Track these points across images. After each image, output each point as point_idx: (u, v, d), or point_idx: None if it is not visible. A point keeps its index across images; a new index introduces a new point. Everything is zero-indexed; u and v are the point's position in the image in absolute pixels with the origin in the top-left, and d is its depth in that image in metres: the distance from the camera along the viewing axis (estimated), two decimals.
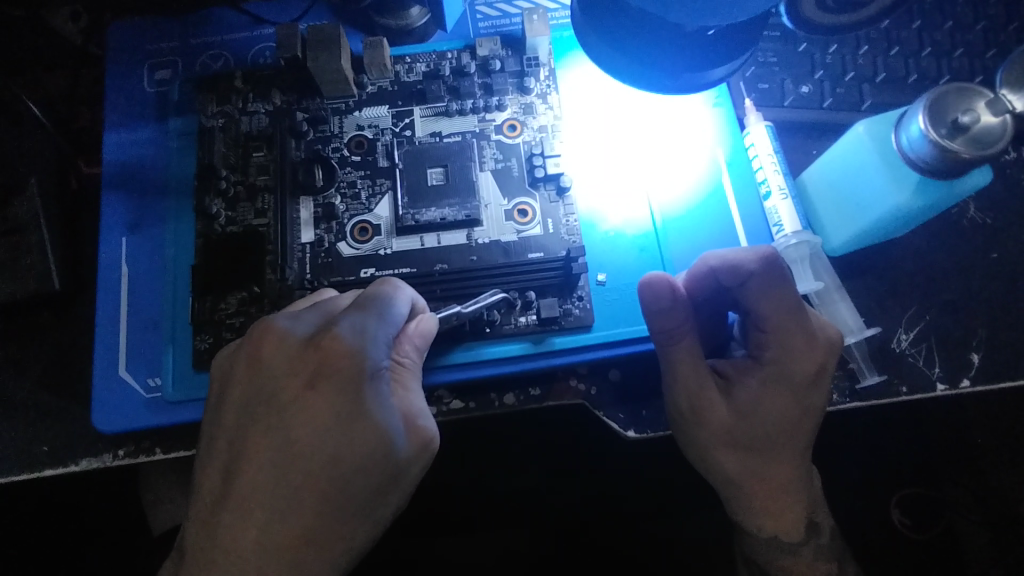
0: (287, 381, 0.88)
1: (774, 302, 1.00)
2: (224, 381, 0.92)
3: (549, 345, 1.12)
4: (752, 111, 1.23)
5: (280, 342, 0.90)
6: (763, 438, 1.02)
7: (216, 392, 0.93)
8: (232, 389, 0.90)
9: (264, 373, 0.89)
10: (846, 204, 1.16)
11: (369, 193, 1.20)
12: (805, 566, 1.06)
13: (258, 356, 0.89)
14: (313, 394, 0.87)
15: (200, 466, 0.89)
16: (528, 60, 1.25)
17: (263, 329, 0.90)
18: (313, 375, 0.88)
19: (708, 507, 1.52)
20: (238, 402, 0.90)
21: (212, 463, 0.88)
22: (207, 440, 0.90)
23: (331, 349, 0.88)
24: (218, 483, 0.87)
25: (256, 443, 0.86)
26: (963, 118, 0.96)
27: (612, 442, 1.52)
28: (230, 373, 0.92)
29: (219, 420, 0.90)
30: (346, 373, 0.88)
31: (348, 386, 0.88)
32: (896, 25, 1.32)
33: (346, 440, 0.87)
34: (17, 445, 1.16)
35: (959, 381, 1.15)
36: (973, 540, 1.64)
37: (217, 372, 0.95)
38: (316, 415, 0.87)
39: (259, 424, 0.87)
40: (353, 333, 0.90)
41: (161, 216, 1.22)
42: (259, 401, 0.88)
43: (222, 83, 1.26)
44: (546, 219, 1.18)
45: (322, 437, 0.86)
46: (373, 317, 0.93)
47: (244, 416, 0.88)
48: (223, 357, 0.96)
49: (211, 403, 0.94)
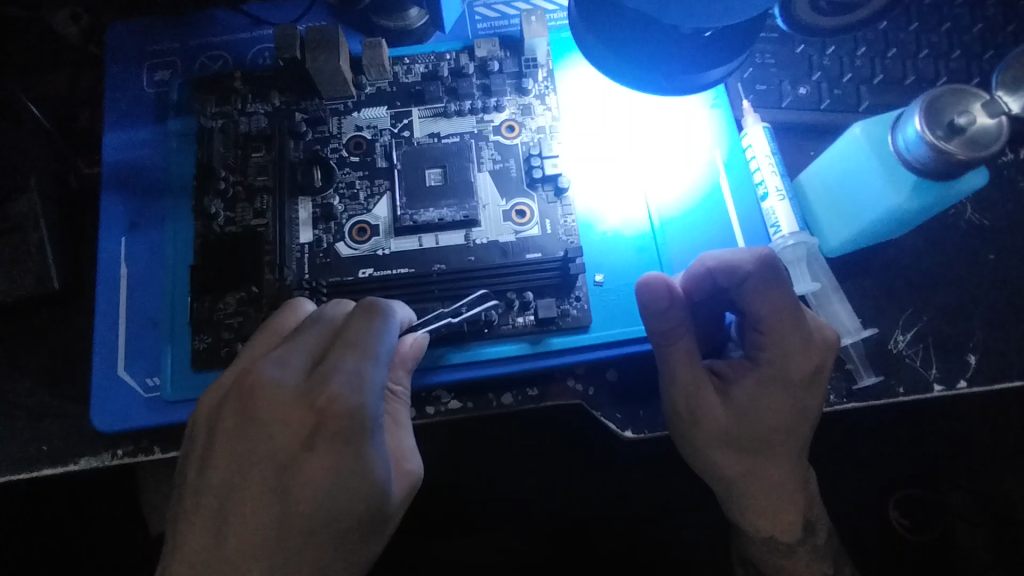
0: (285, 440, 0.87)
1: (771, 303, 1.00)
2: (209, 432, 0.89)
3: (546, 345, 1.12)
4: (750, 112, 1.23)
5: (274, 398, 0.88)
6: (760, 439, 1.02)
7: (201, 442, 0.90)
8: (220, 444, 0.87)
9: (258, 431, 0.87)
10: (844, 205, 1.16)
11: (368, 193, 1.20)
12: (801, 566, 1.07)
13: (250, 412, 0.87)
14: (313, 453, 0.87)
15: (183, 522, 0.86)
16: (526, 61, 1.25)
17: (255, 384, 0.88)
18: (311, 434, 0.87)
19: (704, 506, 1.54)
20: (227, 457, 0.87)
21: (199, 516, 0.85)
22: (190, 493, 0.87)
23: (330, 407, 0.87)
24: (208, 538, 0.85)
25: (253, 504, 0.85)
26: (958, 121, 0.97)
27: (610, 442, 1.52)
28: (215, 427, 0.88)
29: (206, 476, 0.87)
30: (347, 430, 0.87)
31: (348, 444, 0.87)
32: (894, 27, 1.32)
33: (345, 497, 0.87)
34: (16, 444, 1.16)
35: (955, 382, 1.15)
36: (972, 541, 1.63)
37: (202, 420, 0.91)
38: (317, 475, 0.86)
39: (254, 483, 0.85)
40: (350, 388, 0.88)
41: (161, 216, 1.22)
42: (252, 460, 0.86)
43: (222, 83, 1.26)
44: (544, 220, 1.18)
45: (323, 497, 0.86)
46: (369, 364, 0.91)
47: (236, 473, 0.86)
48: (208, 406, 0.93)
49: (196, 451, 0.90)
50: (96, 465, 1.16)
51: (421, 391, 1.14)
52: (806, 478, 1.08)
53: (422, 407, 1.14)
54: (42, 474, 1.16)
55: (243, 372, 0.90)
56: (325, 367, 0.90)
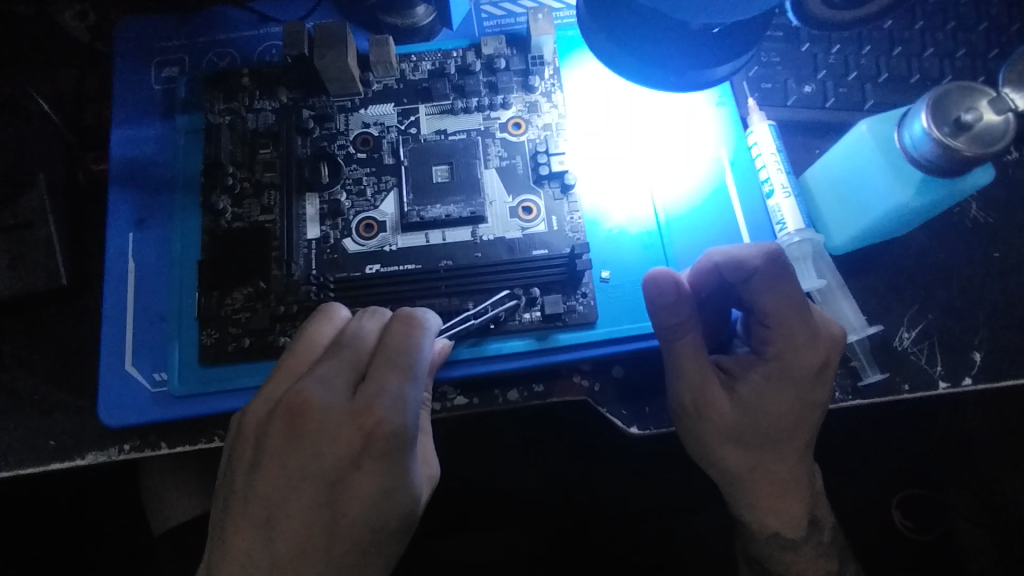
0: (333, 461, 0.86)
1: (778, 297, 1.01)
2: (258, 445, 0.89)
3: (554, 342, 1.13)
4: (755, 110, 1.24)
5: (322, 417, 0.87)
6: (765, 434, 1.03)
7: (249, 452, 0.90)
8: (269, 460, 0.87)
9: (306, 449, 0.86)
10: (849, 203, 1.17)
11: (375, 189, 1.20)
12: (807, 563, 1.07)
13: (300, 431, 0.87)
14: (359, 472, 0.87)
15: (231, 527, 0.87)
16: (534, 58, 1.25)
17: (303, 404, 0.87)
18: (358, 455, 0.86)
19: (709, 501, 1.54)
20: (274, 475, 0.87)
21: (246, 523, 0.86)
22: (239, 502, 0.88)
23: (377, 429, 0.86)
24: (256, 542, 0.86)
25: (301, 518, 0.86)
26: (965, 117, 0.97)
27: (615, 444, 1.53)
28: (264, 441, 0.88)
29: (255, 489, 0.87)
30: (392, 451, 0.87)
31: (393, 463, 0.87)
32: (899, 25, 1.32)
33: (389, 511, 0.88)
34: (24, 438, 1.17)
35: (960, 380, 1.15)
36: (974, 540, 1.63)
37: (249, 431, 0.92)
38: (364, 493, 0.87)
39: (303, 498, 0.86)
40: (395, 410, 0.88)
41: (168, 213, 1.23)
42: (301, 477, 0.86)
43: (230, 80, 1.27)
44: (550, 217, 1.18)
45: (369, 512, 0.87)
46: (411, 385, 0.90)
47: (285, 490, 0.86)
48: (253, 421, 0.92)
49: (243, 460, 0.90)
50: (103, 460, 1.17)
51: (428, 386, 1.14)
52: (811, 475, 1.08)
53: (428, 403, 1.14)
54: (48, 468, 1.16)
55: (289, 391, 0.89)
56: (370, 387, 0.89)
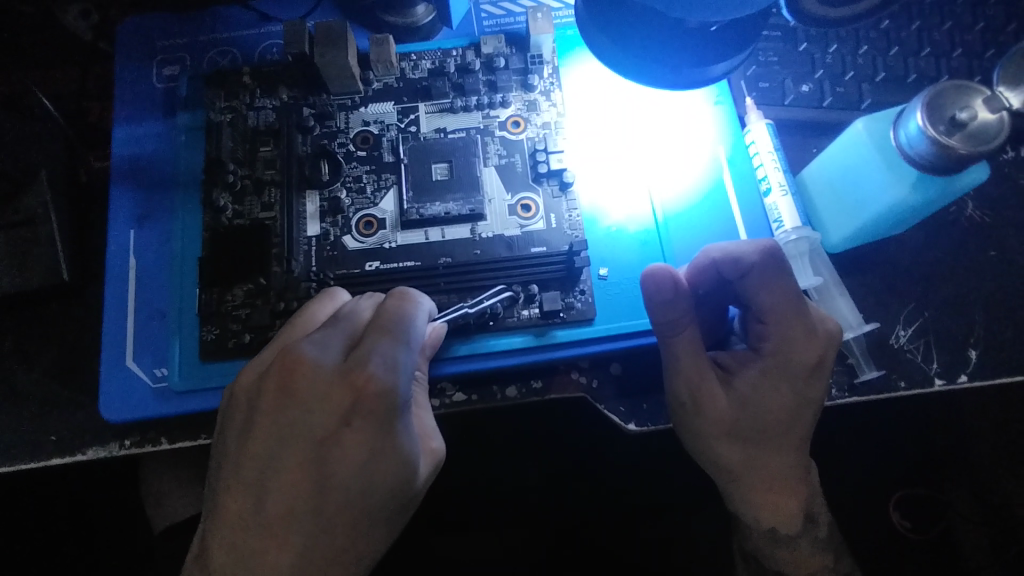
0: (324, 419, 0.87)
1: (776, 295, 1.02)
2: (252, 405, 0.90)
3: (551, 338, 1.14)
4: (753, 109, 1.25)
5: (314, 376, 0.88)
6: (762, 429, 1.03)
7: (242, 414, 0.91)
8: (261, 418, 0.88)
9: (298, 407, 0.87)
10: (845, 201, 1.18)
11: (374, 186, 1.21)
12: (802, 558, 1.08)
13: (291, 389, 0.87)
14: (349, 431, 0.87)
15: (224, 490, 0.89)
16: (533, 57, 1.26)
17: (295, 362, 0.88)
18: (349, 413, 0.87)
19: (708, 497, 1.54)
20: (265, 434, 0.88)
21: (238, 483, 0.88)
22: (232, 463, 0.89)
23: (367, 389, 0.87)
24: (248, 505, 0.88)
25: (291, 478, 0.87)
26: (960, 115, 0.98)
27: (613, 438, 1.56)
28: (256, 401, 0.89)
29: (247, 448, 0.88)
30: (383, 410, 0.87)
31: (384, 423, 0.87)
32: (896, 26, 1.33)
33: (379, 473, 0.88)
34: (24, 434, 1.17)
35: (956, 377, 1.16)
36: (974, 541, 1.64)
37: (242, 395, 0.93)
38: (353, 453, 0.87)
39: (293, 456, 0.87)
40: (386, 370, 0.88)
41: (169, 210, 1.24)
42: (292, 434, 0.87)
43: (231, 78, 1.28)
44: (549, 214, 1.19)
45: (359, 473, 0.87)
46: (402, 347, 0.91)
47: (275, 448, 0.87)
48: (248, 382, 0.94)
49: (236, 422, 0.92)
50: (104, 455, 1.17)
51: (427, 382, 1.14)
52: (808, 471, 1.09)
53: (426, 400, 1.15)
54: (49, 464, 1.17)
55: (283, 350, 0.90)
56: (362, 349, 0.90)
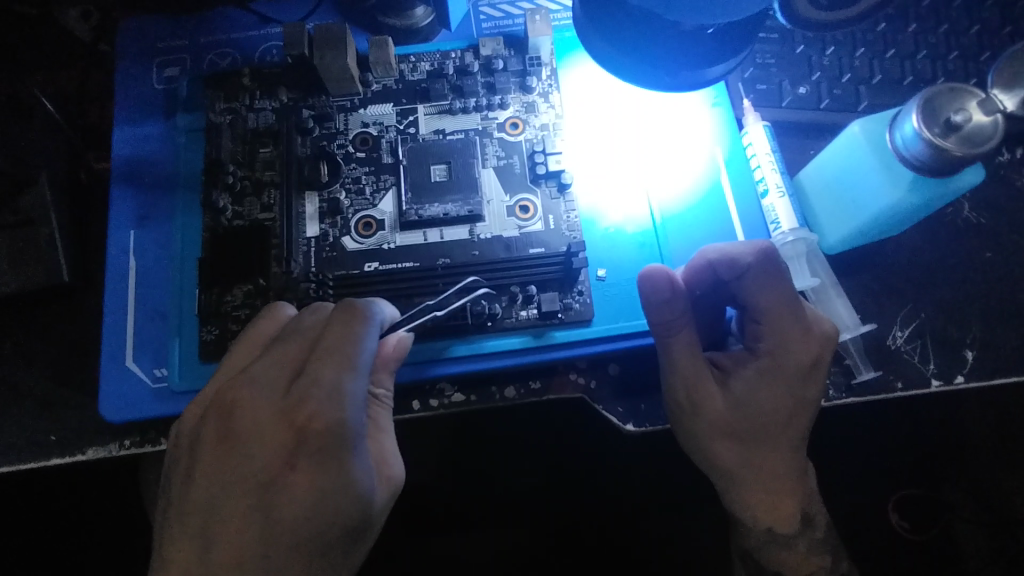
0: (267, 460, 0.87)
1: (772, 295, 1.02)
2: (192, 451, 0.90)
3: (549, 339, 1.14)
4: (751, 111, 1.25)
5: (254, 417, 0.89)
6: (758, 429, 1.04)
7: (185, 458, 0.91)
8: (202, 464, 0.88)
9: (239, 451, 0.87)
10: (842, 203, 1.18)
11: (373, 188, 1.22)
12: (799, 559, 1.08)
13: (231, 432, 0.88)
14: (294, 471, 0.87)
15: (182, 528, 0.86)
16: (531, 59, 1.27)
17: (235, 403, 0.89)
18: (293, 452, 0.87)
19: (707, 502, 1.56)
20: (207, 480, 0.87)
21: (182, 533, 0.86)
22: (174, 513, 0.88)
23: (310, 424, 0.88)
24: (193, 553, 0.85)
25: (237, 524, 0.85)
26: (955, 117, 0.99)
27: (614, 441, 1.53)
28: (197, 446, 0.89)
29: (190, 496, 0.88)
30: (330, 445, 0.88)
31: (330, 458, 0.88)
32: (892, 28, 1.34)
33: (328, 511, 0.87)
34: (24, 434, 1.18)
35: (953, 377, 1.17)
36: (973, 543, 1.66)
37: (185, 438, 0.93)
38: (299, 494, 0.86)
39: (236, 503, 0.86)
40: (329, 403, 0.89)
41: (169, 211, 1.24)
42: (234, 479, 0.87)
43: (230, 79, 1.28)
44: (547, 216, 1.20)
45: (307, 513, 0.87)
46: (347, 375, 0.92)
47: (217, 495, 0.86)
48: (192, 423, 0.94)
49: (179, 467, 0.91)
50: (103, 455, 1.17)
51: (425, 383, 1.15)
52: (805, 471, 1.09)
53: (426, 401, 1.15)
54: (48, 464, 1.17)
55: (222, 391, 0.91)
56: (306, 381, 0.90)
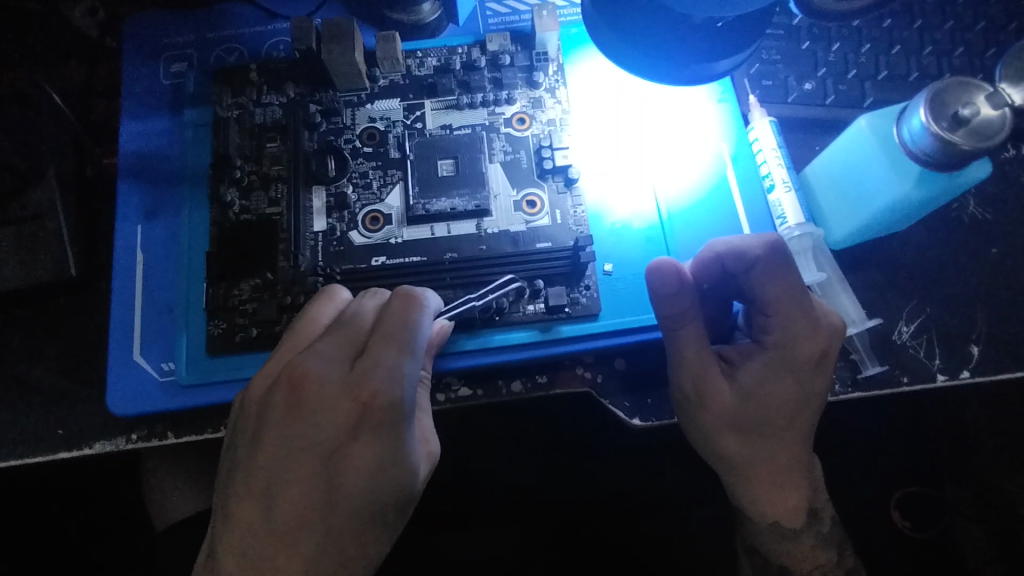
0: (331, 432, 0.88)
1: (780, 288, 1.03)
2: (259, 417, 0.91)
3: (556, 333, 1.14)
4: (757, 106, 1.26)
5: (320, 389, 0.89)
6: (766, 423, 1.04)
7: (251, 424, 0.92)
8: (269, 431, 0.89)
9: (305, 421, 0.88)
10: (848, 198, 1.19)
11: (380, 182, 1.22)
12: (805, 553, 1.08)
13: (299, 403, 0.88)
14: (356, 443, 0.88)
15: (232, 497, 0.89)
16: (537, 55, 1.28)
17: (304, 374, 0.89)
18: (355, 425, 0.88)
19: (711, 497, 1.56)
20: (273, 447, 0.88)
21: (247, 494, 0.88)
22: (240, 475, 0.90)
23: (373, 401, 0.88)
24: (258, 512, 0.88)
25: (300, 489, 0.88)
26: (962, 112, 0.99)
27: (621, 436, 1.57)
28: (264, 414, 0.90)
29: (256, 460, 0.88)
30: (388, 423, 0.89)
31: (390, 434, 0.89)
32: (897, 24, 1.34)
33: (386, 482, 0.90)
34: (32, 428, 1.18)
35: (959, 373, 1.17)
36: (974, 540, 1.65)
37: (253, 405, 0.94)
38: (360, 465, 0.88)
39: (301, 469, 0.88)
40: (390, 382, 0.89)
41: (176, 205, 1.24)
42: (300, 447, 0.88)
43: (238, 75, 1.28)
44: (554, 210, 1.20)
45: (366, 482, 0.89)
46: (406, 357, 0.92)
47: (283, 461, 0.88)
48: (258, 394, 0.94)
49: (246, 433, 0.92)
50: (110, 449, 1.18)
51: (432, 377, 1.15)
52: (811, 465, 1.09)
53: (432, 394, 1.16)
54: (56, 457, 1.17)
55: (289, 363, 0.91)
56: (368, 360, 0.90)
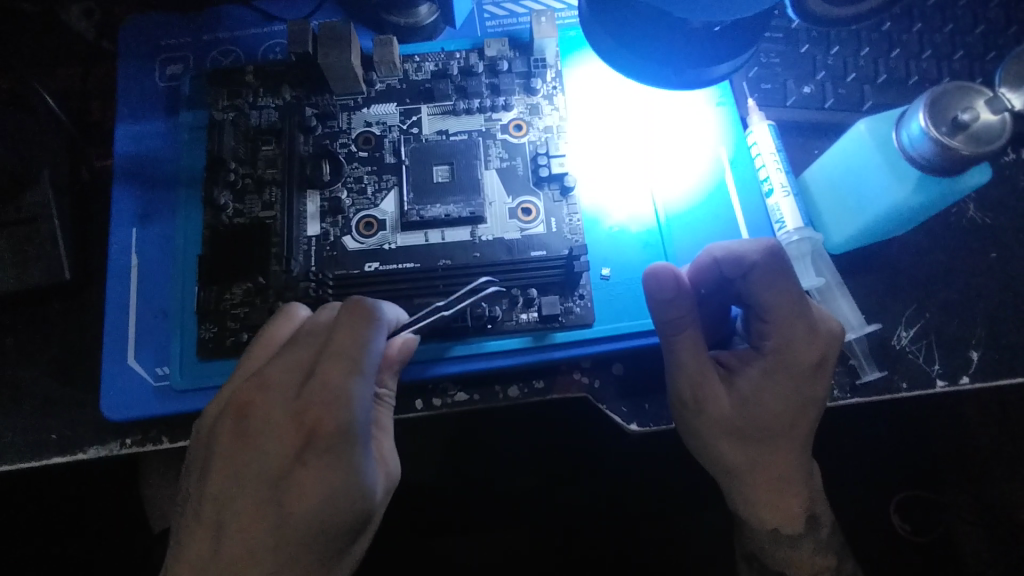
0: (278, 456, 0.88)
1: (776, 294, 1.02)
2: (209, 446, 0.91)
3: (550, 340, 1.14)
4: (756, 110, 1.25)
5: (268, 414, 0.90)
6: (764, 429, 1.04)
7: (202, 453, 0.92)
8: (218, 458, 0.89)
9: (252, 446, 0.89)
10: (847, 203, 1.18)
11: (375, 187, 1.21)
12: (804, 559, 1.07)
13: (246, 429, 0.89)
14: (305, 468, 0.88)
15: (186, 528, 0.89)
16: (535, 61, 1.26)
17: (251, 402, 0.90)
18: (301, 450, 0.88)
19: (705, 507, 1.54)
20: (221, 475, 0.88)
21: (200, 524, 0.88)
22: (194, 502, 0.90)
23: (319, 424, 0.88)
24: (213, 542, 0.87)
25: (251, 516, 0.87)
26: (962, 116, 0.98)
27: (616, 442, 1.54)
28: (213, 441, 0.90)
29: (207, 489, 0.89)
30: (337, 446, 0.88)
31: (338, 457, 0.88)
32: (897, 27, 1.34)
33: (339, 505, 0.88)
34: (25, 432, 1.17)
35: (958, 379, 1.16)
36: (974, 542, 1.65)
37: (204, 431, 0.94)
38: (309, 490, 0.87)
39: (250, 497, 0.87)
40: (336, 405, 0.88)
41: (171, 209, 1.24)
42: (248, 474, 0.88)
43: (233, 76, 1.27)
44: (549, 218, 1.19)
45: (317, 509, 0.87)
46: (353, 378, 0.90)
47: (231, 488, 0.88)
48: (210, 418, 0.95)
49: (198, 459, 0.93)
50: (105, 454, 1.17)
51: (428, 382, 1.14)
52: (810, 472, 1.09)
53: (427, 399, 1.14)
54: (51, 462, 1.16)
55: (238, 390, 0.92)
56: (314, 384, 0.89)
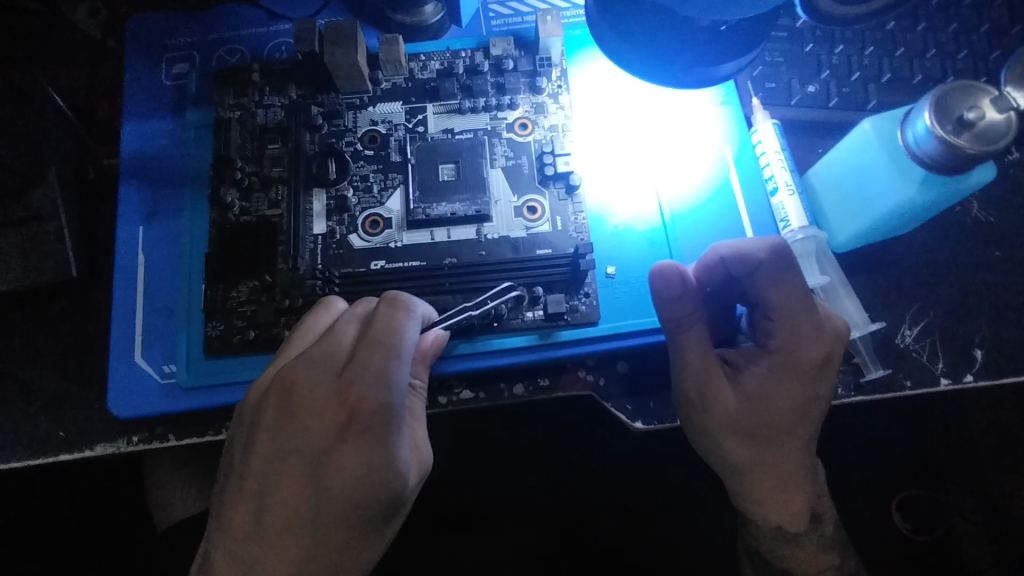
0: (318, 434, 0.88)
1: (784, 293, 1.03)
2: (252, 422, 0.92)
3: (555, 338, 1.14)
4: (760, 109, 1.25)
5: (310, 394, 0.90)
6: (769, 427, 1.04)
7: (245, 430, 0.93)
8: (261, 434, 0.90)
9: (295, 424, 0.89)
10: (852, 202, 1.18)
11: (381, 186, 1.22)
12: (808, 557, 1.08)
13: (290, 406, 0.90)
14: (344, 447, 0.88)
15: (227, 502, 0.90)
16: (541, 60, 1.26)
17: (295, 380, 0.90)
18: (343, 429, 0.88)
19: (708, 504, 1.56)
20: (264, 450, 0.89)
21: (243, 498, 0.89)
22: (236, 478, 0.91)
23: (360, 404, 0.89)
24: (249, 517, 0.89)
25: (291, 491, 0.88)
26: (968, 115, 0.98)
27: (620, 441, 1.56)
28: (256, 419, 0.91)
29: (249, 464, 0.90)
30: (377, 426, 0.89)
31: (377, 438, 0.88)
32: (901, 27, 1.34)
33: (375, 486, 0.88)
34: (32, 430, 1.17)
35: (962, 376, 1.16)
36: (976, 542, 1.65)
37: (247, 411, 0.95)
38: (348, 469, 0.87)
39: (290, 472, 0.88)
40: (377, 385, 0.90)
41: (177, 207, 1.24)
42: (290, 450, 0.88)
43: (240, 75, 1.28)
44: (554, 217, 1.20)
45: (354, 487, 0.87)
46: (393, 361, 0.92)
47: (273, 463, 0.88)
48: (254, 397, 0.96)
49: (241, 437, 0.94)
50: (112, 451, 1.17)
51: (434, 379, 1.15)
52: (814, 470, 1.09)
53: (434, 397, 1.15)
54: (57, 459, 1.17)
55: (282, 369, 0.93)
56: (355, 366, 0.91)
